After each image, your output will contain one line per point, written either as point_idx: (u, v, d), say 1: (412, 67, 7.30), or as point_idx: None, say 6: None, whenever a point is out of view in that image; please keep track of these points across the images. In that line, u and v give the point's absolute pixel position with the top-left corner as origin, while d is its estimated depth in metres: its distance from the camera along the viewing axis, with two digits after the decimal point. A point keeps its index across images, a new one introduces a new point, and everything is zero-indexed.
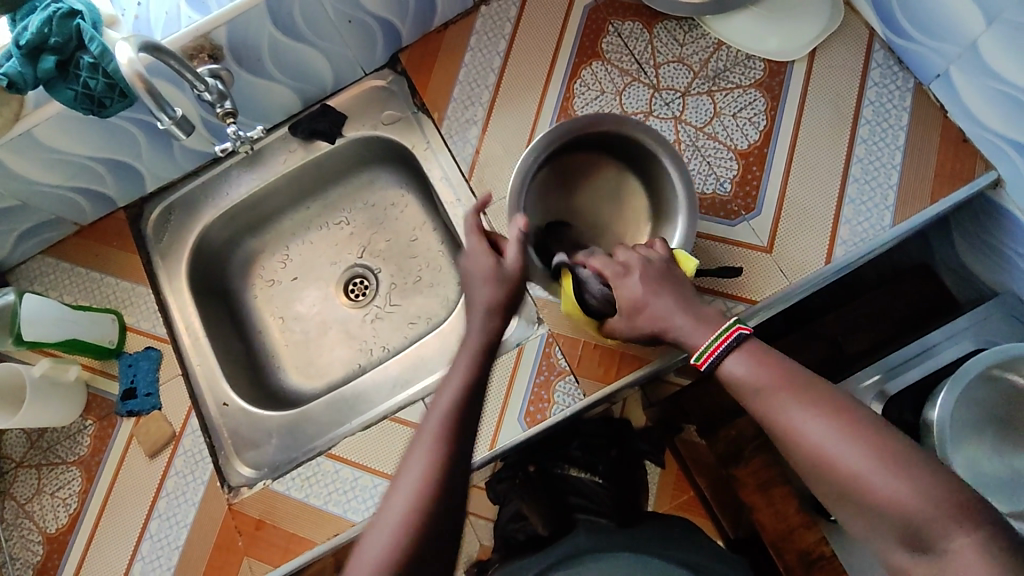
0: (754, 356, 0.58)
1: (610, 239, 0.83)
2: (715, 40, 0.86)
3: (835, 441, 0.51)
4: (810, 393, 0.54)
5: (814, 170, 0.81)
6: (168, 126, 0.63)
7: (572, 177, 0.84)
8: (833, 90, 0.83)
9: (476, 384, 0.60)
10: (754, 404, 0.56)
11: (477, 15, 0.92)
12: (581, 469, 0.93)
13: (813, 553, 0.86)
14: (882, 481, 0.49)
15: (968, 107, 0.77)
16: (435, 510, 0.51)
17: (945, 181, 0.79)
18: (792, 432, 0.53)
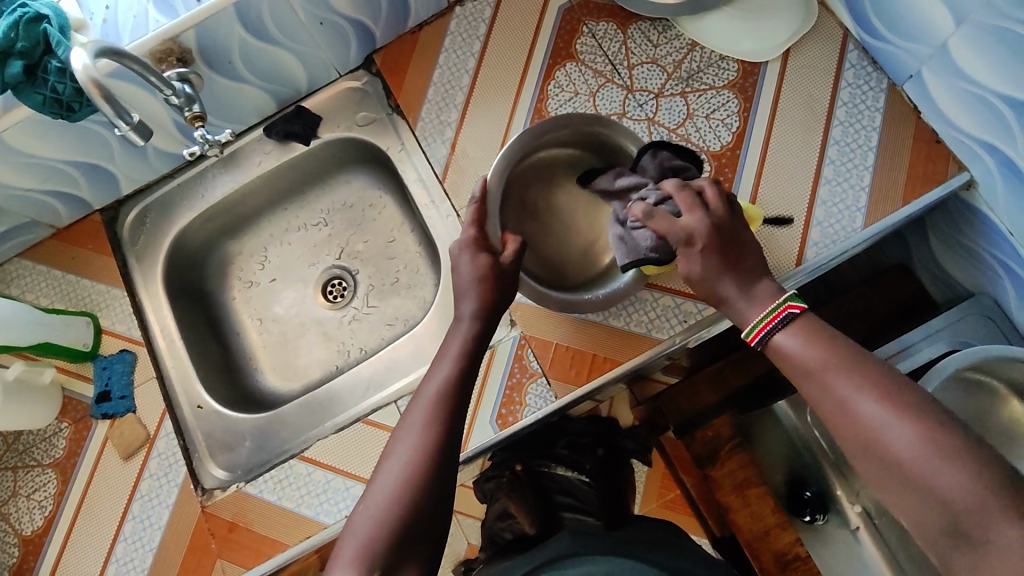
0: (806, 328, 0.55)
1: (582, 243, 0.84)
2: (688, 41, 0.86)
3: (889, 420, 0.48)
4: (866, 367, 0.51)
5: (787, 171, 0.80)
6: (126, 132, 0.63)
7: (550, 171, 0.84)
8: (806, 90, 0.83)
9: (468, 371, 0.62)
10: (800, 376, 0.54)
11: (452, 16, 0.92)
12: (568, 467, 0.92)
13: (788, 554, 0.86)
14: (932, 465, 0.45)
15: (941, 108, 0.76)
16: (422, 490, 0.54)
17: (919, 183, 0.79)
18: (843, 405, 0.50)
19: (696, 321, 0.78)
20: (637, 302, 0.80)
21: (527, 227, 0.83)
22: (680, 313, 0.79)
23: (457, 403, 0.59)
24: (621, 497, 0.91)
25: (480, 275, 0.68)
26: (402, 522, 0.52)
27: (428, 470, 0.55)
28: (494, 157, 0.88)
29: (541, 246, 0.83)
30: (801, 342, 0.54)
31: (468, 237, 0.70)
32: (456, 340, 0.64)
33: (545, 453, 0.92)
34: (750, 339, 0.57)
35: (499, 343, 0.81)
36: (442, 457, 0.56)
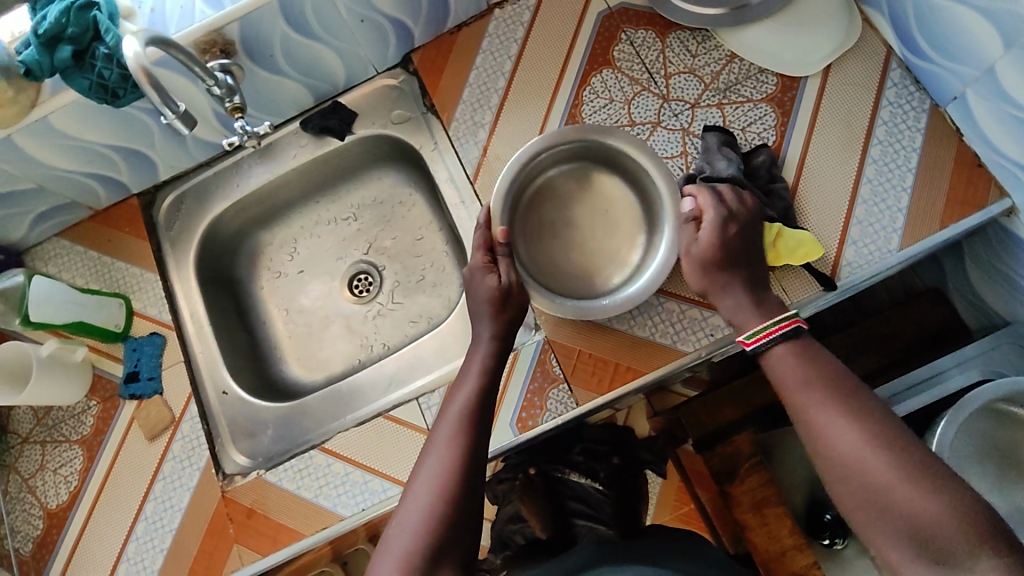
0: (801, 359, 0.59)
1: (603, 254, 0.84)
2: (727, 52, 0.85)
3: (864, 450, 0.52)
4: (850, 398, 0.55)
5: (823, 188, 0.80)
6: (171, 121, 0.64)
7: (562, 188, 0.86)
8: (845, 107, 0.82)
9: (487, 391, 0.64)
10: (789, 403, 0.58)
11: (490, 18, 0.92)
12: (581, 475, 0.93)
13: None
14: (908, 495, 0.49)
15: (984, 132, 0.75)
16: (452, 512, 0.54)
17: (957, 208, 0.77)
18: (821, 425, 0.54)
19: (720, 337, 0.77)
20: (662, 312, 0.79)
21: (547, 244, 0.84)
22: (707, 326, 0.78)
23: (486, 412, 0.62)
24: (635, 507, 0.92)
25: (500, 290, 0.70)
26: (444, 522, 0.54)
27: (465, 473, 0.56)
28: None
29: (563, 260, 0.84)
30: (792, 371, 0.58)
31: (478, 258, 0.73)
32: (475, 363, 0.66)
33: (561, 458, 0.93)
34: (743, 343, 0.62)
35: (522, 347, 0.81)
36: (474, 462, 0.57)
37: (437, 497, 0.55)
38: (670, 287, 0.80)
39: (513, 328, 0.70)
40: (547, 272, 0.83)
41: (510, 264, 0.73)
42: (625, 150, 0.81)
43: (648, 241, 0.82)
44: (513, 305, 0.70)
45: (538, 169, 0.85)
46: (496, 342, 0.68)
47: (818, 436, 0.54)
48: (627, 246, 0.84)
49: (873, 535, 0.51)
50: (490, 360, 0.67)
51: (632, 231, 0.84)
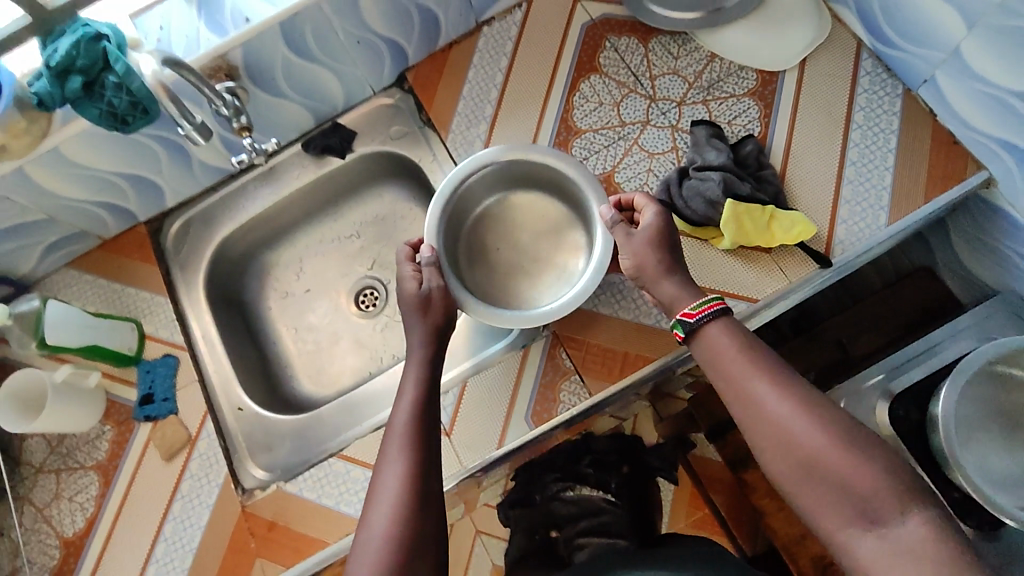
0: (734, 337, 0.62)
1: (545, 262, 0.88)
2: (707, 52, 0.90)
3: (794, 420, 0.56)
4: (780, 372, 0.59)
5: (810, 172, 0.83)
6: (189, 132, 0.70)
7: (501, 215, 0.91)
8: (824, 97, 0.86)
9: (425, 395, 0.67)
10: (726, 379, 0.61)
11: (480, 35, 0.97)
12: (592, 487, 0.97)
13: (826, 558, 0.88)
14: (838, 462, 0.53)
15: (956, 110, 0.79)
16: (413, 516, 0.58)
17: (938, 183, 0.81)
18: (757, 401, 0.58)
19: None
20: None
21: (494, 269, 0.88)
22: None
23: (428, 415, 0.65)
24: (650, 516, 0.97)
25: (421, 297, 0.72)
26: (409, 527, 0.58)
27: (420, 484, 0.60)
28: None
29: (514, 282, 0.87)
30: (727, 348, 0.62)
31: (405, 266, 0.75)
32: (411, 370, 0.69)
33: (570, 472, 0.96)
34: (687, 314, 0.64)
35: (531, 343, 0.83)
36: (427, 471, 0.61)
37: (400, 502, 0.59)
38: None
39: (444, 336, 0.72)
40: (496, 293, 0.87)
41: (435, 270, 0.74)
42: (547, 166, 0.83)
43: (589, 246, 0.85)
44: (443, 311, 0.73)
45: (472, 198, 0.88)
46: (429, 348, 0.70)
47: (752, 409, 0.58)
48: (567, 251, 0.87)
49: (811, 501, 0.54)
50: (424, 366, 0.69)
51: (573, 243, 0.87)
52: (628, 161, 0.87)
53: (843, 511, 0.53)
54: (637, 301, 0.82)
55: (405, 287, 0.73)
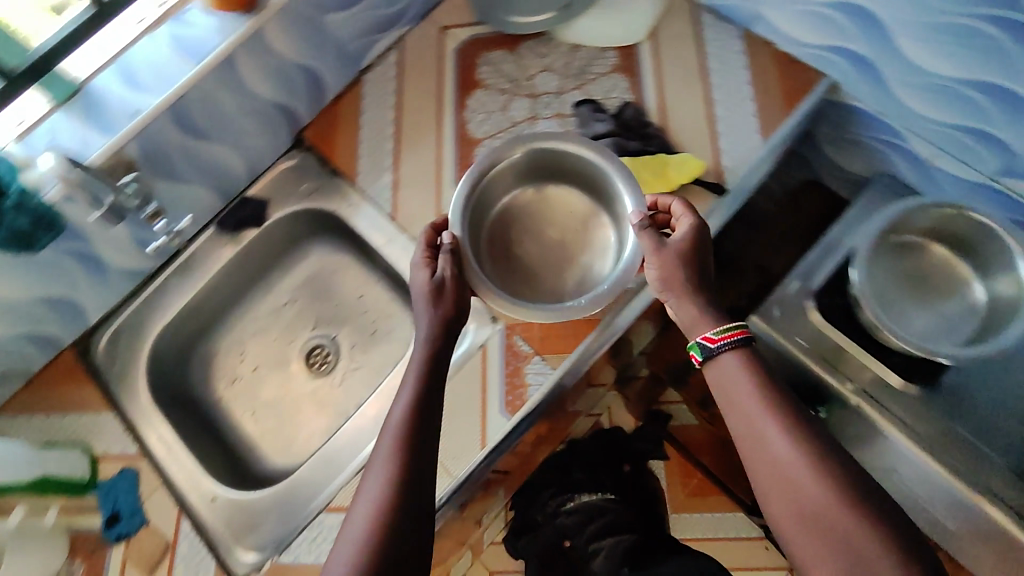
0: (757, 383, 0.64)
1: (577, 248, 0.88)
2: (568, 45, 0.99)
3: (801, 471, 0.58)
4: (796, 421, 0.61)
5: (687, 119, 0.92)
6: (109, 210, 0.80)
7: (532, 210, 0.91)
8: (679, 55, 0.96)
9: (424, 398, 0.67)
10: (739, 421, 0.63)
11: (362, 82, 1.02)
12: (591, 492, 1.23)
13: None
14: (837, 517, 0.56)
15: (788, 34, 0.90)
16: (389, 526, 0.59)
17: (794, 97, 0.90)
18: (767, 448, 0.61)
19: None
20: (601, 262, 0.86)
21: (518, 259, 0.87)
22: None
23: (423, 421, 0.66)
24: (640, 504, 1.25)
25: (433, 284, 0.73)
26: (382, 539, 0.58)
27: (399, 496, 0.61)
28: (435, 186, 0.95)
29: (538, 275, 0.86)
30: (741, 389, 0.64)
31: (420, 253, 0.76)
32: (413, 369, 0.69)
33: (568, 484, 1.24)
34: (706, 339, 0.66)
35: (487, 341, 0.84)
36: (410, 486, 0.62)
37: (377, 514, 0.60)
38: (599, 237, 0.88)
39: (452, 331, 0.71)
40: (533, 283, 0.86)
41: (450, 257, 0.75)
42: (561, 152, 0.85)
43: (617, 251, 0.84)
44: (451, 305, 0.72)
45: (495, 198, 0.89)
46: (436, 343, 0.70)
47: (764, 455, 0.61)
48: (598, 234, 0.88)
49: (803, 548, 0.57)
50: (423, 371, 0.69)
51: (602, 243, 0.87)
52: None
53: (831, 556, 0.55)
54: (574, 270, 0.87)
55: (418, 277, 0.74)
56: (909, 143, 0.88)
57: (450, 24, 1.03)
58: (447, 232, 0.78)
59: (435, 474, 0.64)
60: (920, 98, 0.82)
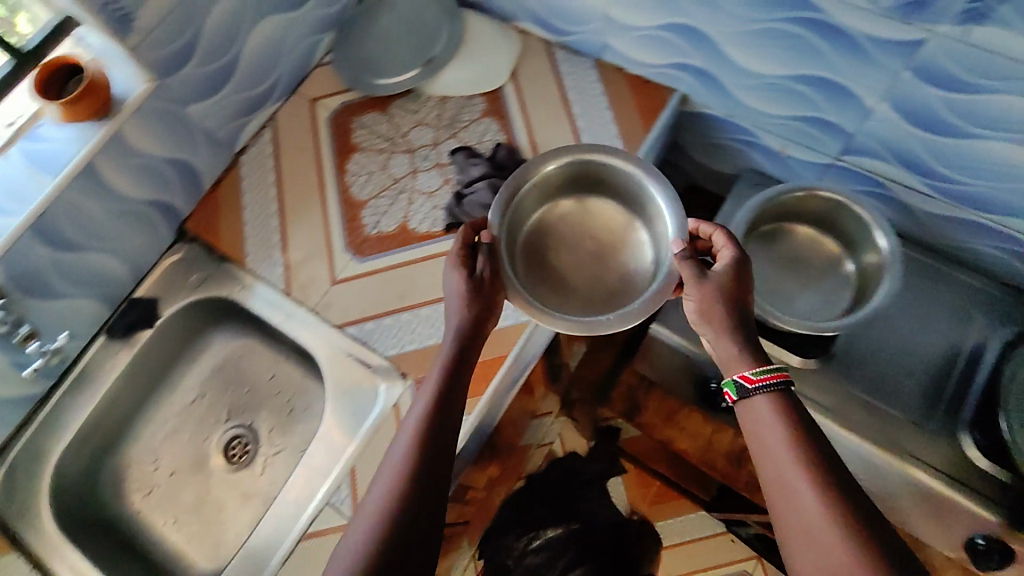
0: (788, 421, 0.62)
1: (613, 262, 0.86)
2: (436, 97, 1.02)
3: (822, 520, 0.55)
4: (824, 464, 0.58)
5: (557, 151, 0.96)
6: None
7: (571, 220, 0.89)
8: (541, 92, 1.01)
9: (442, 405, 0.68)
10: (765, 461, 0.61)
11: (240, 165, 1.02)
12: (552, 527, 1.31)
13: (736, 450, 0.99)
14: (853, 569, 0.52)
15: (634, 58, 0.96)
16: (398, 519, 0.60)
17: (651, 115, 0.97)
18: (788, 493, 0.58)
19: None
20: None
21: (551, 270, 0.86)
22: None
23: (440, 425, 0.67)
24: (594, 532, 1.33)
25: (473, 280, 0.75)
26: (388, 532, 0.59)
27: (410, 492, 0.62)
28: (325, 254, 0.94)
29: (569, 283, 0.85)
30: (771, 426, 0.62)
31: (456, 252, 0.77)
32: (434, 372, 0.71)
33: (529, 523, 1.30)
34: (744, 378, 0.65)
35: (399, 399, 0.84)
36: (422, 484, 0.63)
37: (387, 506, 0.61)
38: None
39: (476, 333, 0.74)
40: (574, 294, 0.84)
41: (489, 257, 0.77)
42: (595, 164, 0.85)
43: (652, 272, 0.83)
44: (483, 297, 0.75)
45: (528, 212, 0.88)
46: (456, 346, 0.73)
47: (785, 496, 0.58)
48: (635, 247, 0.86)
49: None
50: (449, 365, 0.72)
51: (639, 259, 0.85)
52: (416, 208, 0.94)
53: None
54: None
55: (450, 276, 0.76)
56: (760, 138, 0.95)
57: (319, 96, 1.05)
58: (485, 232, 0.79)
59: (447, 477, 0.65)
60: (760, 97, 0.88)
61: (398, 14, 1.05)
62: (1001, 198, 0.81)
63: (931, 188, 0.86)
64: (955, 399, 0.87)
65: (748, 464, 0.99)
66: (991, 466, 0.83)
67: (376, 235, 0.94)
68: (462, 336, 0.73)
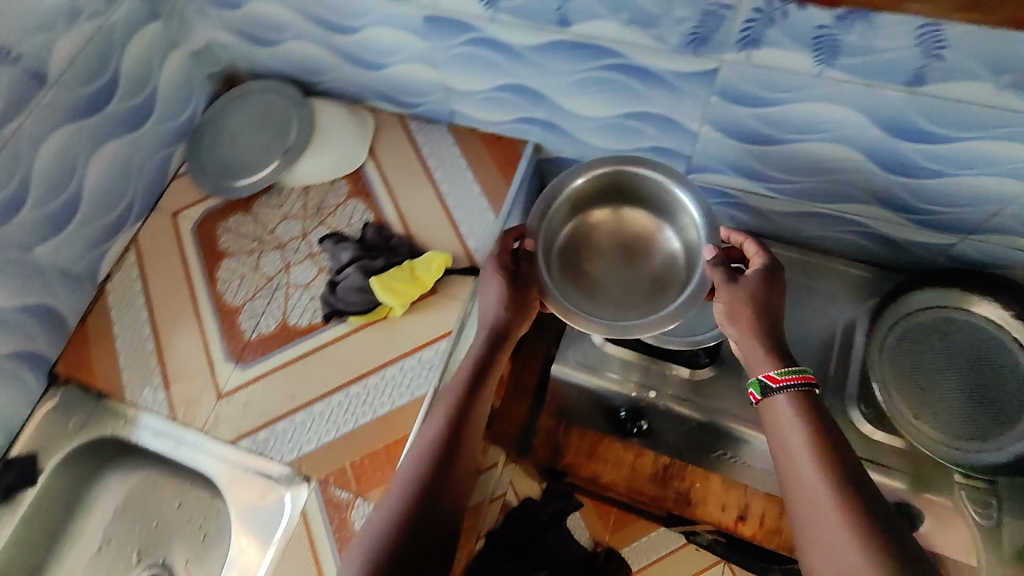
0: (812, 432, 0.65)
1: (645, 270, 0.86)
2: (299, 188, 1.02)
3: (840, 531, 0.58)
4: (844, 475, 0.62)
5: (426, 219, 0.98)
6: None
7: (603, 230, 0.89)
8: (400, 164, 1.02)
9: (458, 421, 0.73)
10: (790, 470, 0.64)
11: (106, 294, 0.98)
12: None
13: (659, 470, 1.01)
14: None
15: (482, 119, 0.99)
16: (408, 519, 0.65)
17: (509, 169, 1.00)
18: (809, 502, 0.61)
19: (441, 361, 0.88)
20: (389, 382, 0.88)
21: (586, 280, 0.86)
22: (425, 363, 0.88)
23: (454, 440, 0.71)
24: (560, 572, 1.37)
25: (510, 277, 0.79)
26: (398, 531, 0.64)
27: (421, 497, 0.67)
28: (210, 369, 0.92)
29: (602, 292, 0.85)
30: (794, 436, 0.66)
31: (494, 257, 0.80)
32: (455, 383, 0.76)
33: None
34: (769, 378, 0.69)
35: (305, 505, 0.83)
36: (433, 491, 0.68)
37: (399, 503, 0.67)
38: (383, 356, 0.89)
39: (495, 352, 0.78)
40: (611, 301, 0.85)
41: (531, 263, 0.80)
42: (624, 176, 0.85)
43: (683, 279, 0.84)
44: (518, 298, 0.79)
45: (560, 225, 0.87)
46: (478, 355, 0.77)
47: (806, 502, 0.62)
48: (665, 250, 0.86)
49: None
50: (477, 364, 0.77)
51: (669, 266, 0.86)
52: (293, 303, 0.94)
53: None
54: (371, 393, 0.87)
55: (489, 278, 0.79)
56: None
57: (180, 207, 1.03)
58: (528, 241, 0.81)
59: (455, 489, 0.70)
60: (602, 136, 0.92)
61: (248, 113, 1.05)
62: (829, 191, 0.88)
63: (771, 192, 0.91)
64: (841, 380, 0.92)
65: (672, 482, 1.00)
66: (888, 437, 0.87)
67: (256, 339, 0.92)
68: (492, 334, 0.77)
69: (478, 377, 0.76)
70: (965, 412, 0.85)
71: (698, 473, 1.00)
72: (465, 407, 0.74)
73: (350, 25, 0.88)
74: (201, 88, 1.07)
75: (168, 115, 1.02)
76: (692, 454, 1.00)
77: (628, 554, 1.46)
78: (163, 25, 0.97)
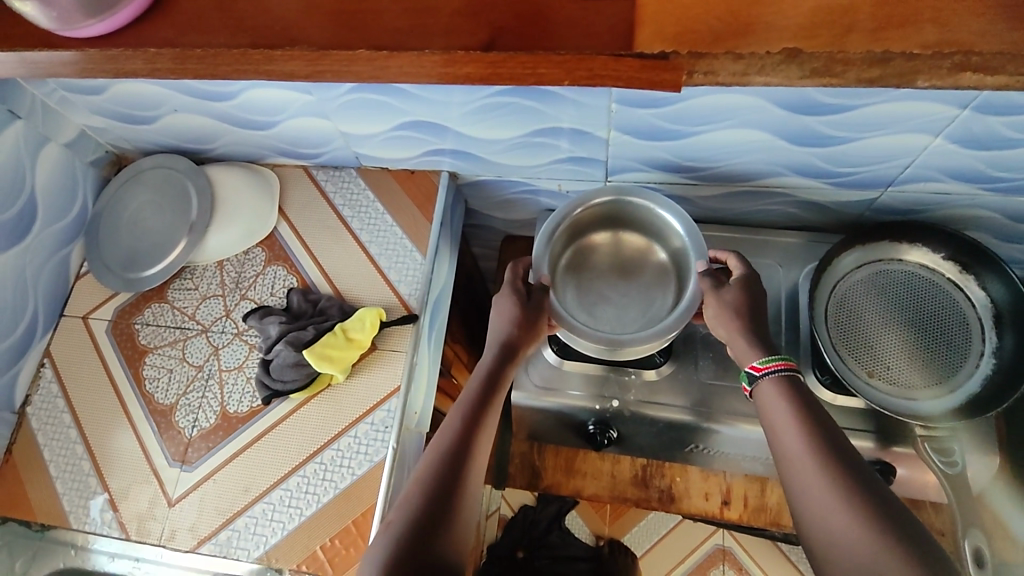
0: (803, 411, 0.64)
1: (644, 286, 0.89)
2: (213, 264, 0.97)
3: (835, 507, 0.56)
4: (836, 452, 0.60)
5: (352, 272, 0.94)
6: None
7: (602, 252, 0.91)
8: (315, 219, 0.98)
9: (472, 423, 0.68)
10: (781, 452, 0.63)
11: (28, 417, 0.92)
12: None
13: (639, 473, 1.03)
14: (860, 549, 0.53)
15: (390, 158, 0.95)
16: (421, 528, 0.59)
17: (426, 202, 0.96)
18: (802, 480, 0.59)
19: (394, 421, 0.85)
20: (345, 453, 0.85)
21: (590, 299, 0.88)
22: (379, 425, 0.85)
23: (468, 446, 0.66)
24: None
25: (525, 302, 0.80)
26: (412, 537, 0.58)
27: (433, 504, 0.61)
28: (154, 477, 0.86)
29: (600, 309, 0.88)
30: (786, 417, 0.64)
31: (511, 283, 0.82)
32: (469, 389, 0.71)
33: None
34: (753, 367, 0.69)
35: None
36: (446, 502, 0.61)
37: (413, 512, 0.60)
38: (335, 427, 0.86)
39: (504, 363, 0.75)
40: (617, 319, 0.87)
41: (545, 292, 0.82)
42: (616, 202, 0.87)
43: (677, 291, 0.86)
44: (528, 320, 0.79)
45: (561, 250, 0.89)
46: (493, 365, 0.74)
47: (798, 480, 0.60)
48: (660, 266, 0.89)
49: None
50: (490, 374, 0.73)
51: (662, 283, 0.88)
52: (230, 390, 0.90)
53: None
54: (328, 468, 0.84)
55: (503, 303, 0.80)
56: (538, 186, 0.97)
57: (91, 309, 0.97)
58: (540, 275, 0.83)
59: (468, 500, 0.64)
60: (514, 155, 0.89)
61: (142, 195, 0.98)
62: (748, 172, 0.87)
63: (691, 178, 0.90)
64: (793, 347, 0.92)
65: (653, 482, 1.03)
66: (848, 399, 0.88)
67: (198, 435, 0.88)
68: (504, 348, 0.75)
69: (483, 400, 0.70)
70: (914, 358, 0.86)
71: (676, 468, 1.03)
72: (471, 430, 0.67)
73: (225, 91, 0.82)
74: (87, 176, 1.00)
75: (55, 214, 0.95)
76: (667, 453, 1.01)
77: (628, 541, 1.43)
78: (27, 123, 0.88)
